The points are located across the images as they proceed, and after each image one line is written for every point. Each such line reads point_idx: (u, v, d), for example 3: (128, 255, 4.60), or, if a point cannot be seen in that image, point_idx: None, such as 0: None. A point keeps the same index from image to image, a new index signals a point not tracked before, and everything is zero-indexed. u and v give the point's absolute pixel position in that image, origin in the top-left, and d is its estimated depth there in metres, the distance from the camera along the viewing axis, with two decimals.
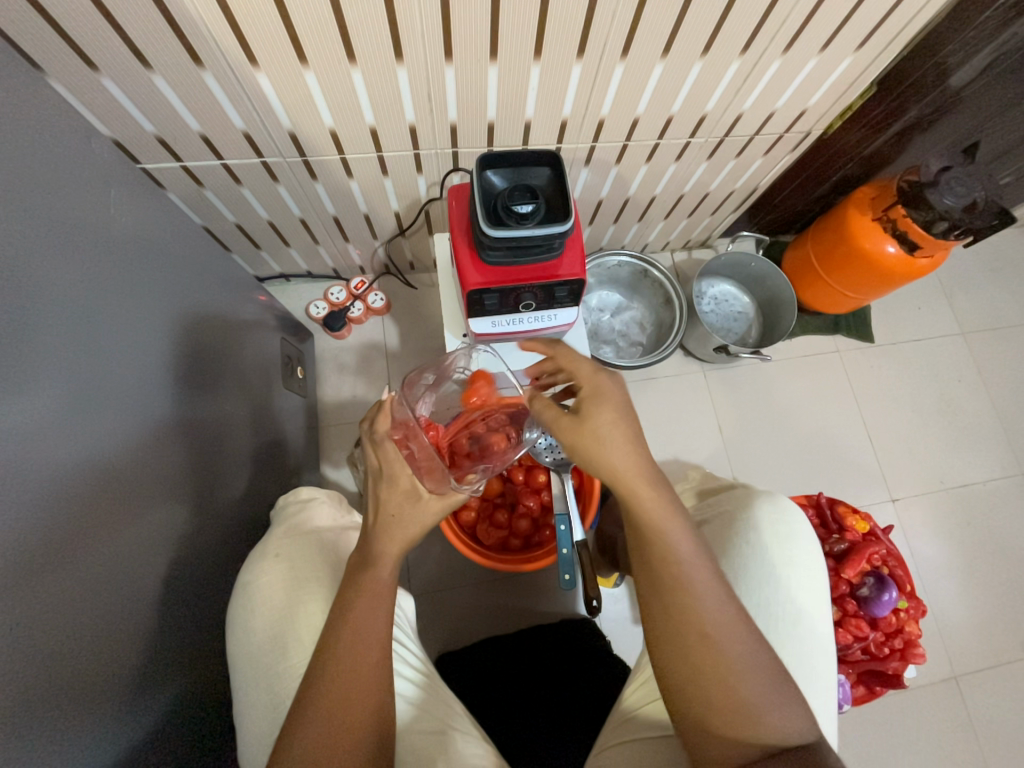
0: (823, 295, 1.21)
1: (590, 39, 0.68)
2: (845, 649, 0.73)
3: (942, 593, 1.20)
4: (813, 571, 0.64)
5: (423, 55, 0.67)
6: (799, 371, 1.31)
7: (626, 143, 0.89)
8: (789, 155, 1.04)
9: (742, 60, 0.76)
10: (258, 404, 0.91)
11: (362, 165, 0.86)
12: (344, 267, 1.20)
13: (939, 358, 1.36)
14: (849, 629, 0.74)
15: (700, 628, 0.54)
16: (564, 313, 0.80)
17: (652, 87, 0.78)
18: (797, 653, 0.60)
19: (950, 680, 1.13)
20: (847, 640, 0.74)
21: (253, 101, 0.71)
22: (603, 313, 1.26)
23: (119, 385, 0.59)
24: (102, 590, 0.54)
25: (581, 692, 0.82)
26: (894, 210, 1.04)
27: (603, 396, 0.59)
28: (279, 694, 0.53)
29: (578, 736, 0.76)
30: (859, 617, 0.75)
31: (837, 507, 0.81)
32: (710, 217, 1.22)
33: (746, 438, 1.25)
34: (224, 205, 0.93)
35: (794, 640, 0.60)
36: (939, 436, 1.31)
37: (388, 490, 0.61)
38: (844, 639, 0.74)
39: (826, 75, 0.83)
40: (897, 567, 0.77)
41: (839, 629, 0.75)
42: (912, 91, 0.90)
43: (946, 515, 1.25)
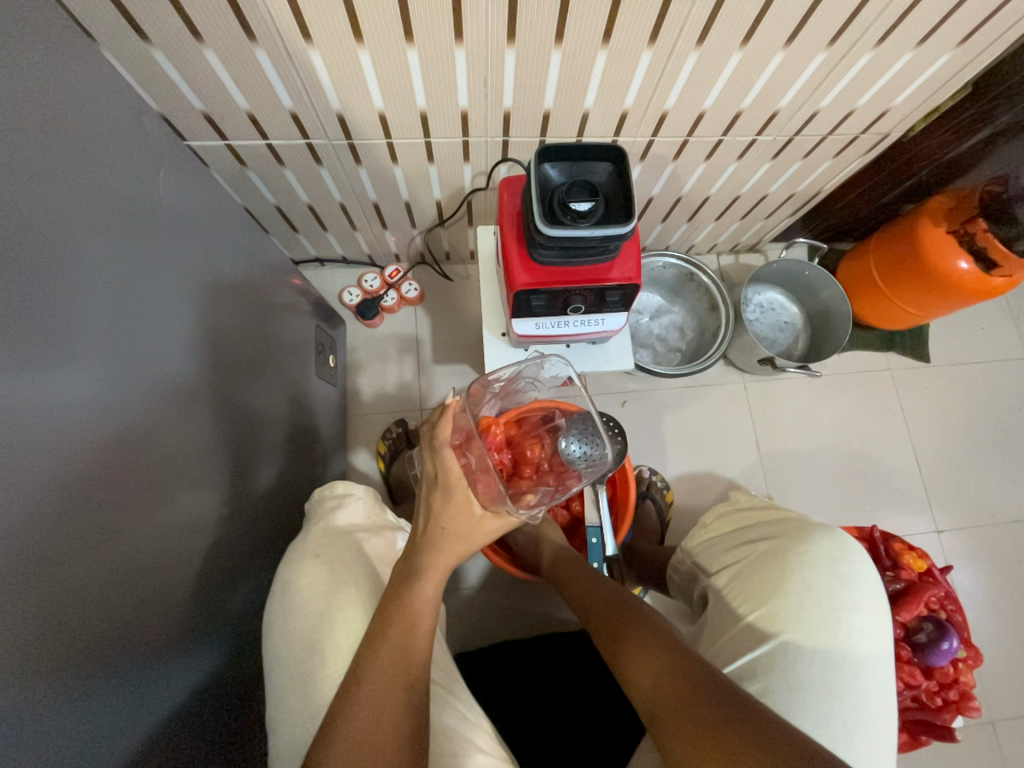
0: (882, 310, 1.14)
1: (664, 25, 0.63)
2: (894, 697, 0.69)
3: (985, 632, 1.13)
4: (876, 616, 0.60)
5: (483, 36, 0.63)
6: (846, 388, 1.24)
7: (686, 139, 0.84)
8: (861, 157, 0.96)
9: (826, 53, 0.70)
10: (290, 390, 0.90)
11: (408, 151, 0.82)
12: (379, 254, 1.18)
13: (999, 383, 1.27)
14: (901, 675, 0.70)
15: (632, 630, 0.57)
16: (612, 318, 0.76)
17: (724, 80, 0.72)
18: (854, 706, 0.56)
19: (987, 724, 1.07)
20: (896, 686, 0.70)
21: (304, 81, 0.68)
22: (642, 316, 1.21)
23: (157, 370, 0.58)
24: (134, 577, 0.53)
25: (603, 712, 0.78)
26: (973, 224, 0.97)
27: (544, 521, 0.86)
28: (315, 704, 0.51)
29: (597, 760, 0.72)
30: (912, 664, 0.70)
31: (891, 543, 0.76)
32: (764, 220, 1.15)
33: (784, 455, 1.20)
34: (265, 186, 0.91)
35: (851, 690, 0.56)
36: (994, 468, 1.23)
37: (440, 501, 0.57)
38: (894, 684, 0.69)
39: (917, 73, 0.75)
40: (955, 613, 0.72)
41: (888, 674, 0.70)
42: (1009, 94, 0.81)
43: (995, 551, 1.18)
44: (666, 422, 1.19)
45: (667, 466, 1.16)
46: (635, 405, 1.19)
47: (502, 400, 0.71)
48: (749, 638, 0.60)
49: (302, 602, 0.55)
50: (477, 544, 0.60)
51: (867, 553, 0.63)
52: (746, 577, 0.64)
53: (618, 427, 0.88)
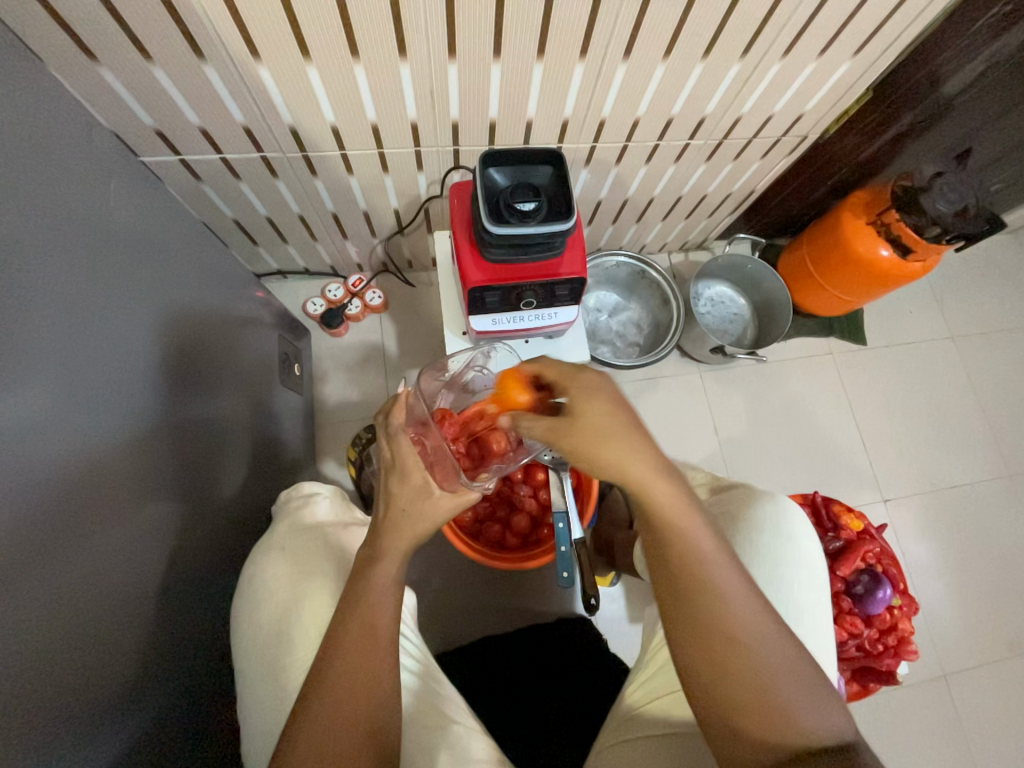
0: (818, 297, 1.23)
1: (593, 39, 0.69)
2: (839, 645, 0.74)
3: (933, 592, 1.21)
4: (815, 571, 0.65)
5: (426, 52, 0.67)
6: (793, 373, 1.32)
7: (626, 144, 0.90)
8: (786, 158, 1.05)
9: (741, 63, 0.77)
10: (255, 400, 0.90)
11: (363, 161, 0.86)
12: (341, 264, 1.20)
13: (929, 361, 1.38)
14: (844, 626, 0.75)
15: (758, 682, 0.51)
16: (564, 312, 0.80)
17: (652, 90, 0.79)
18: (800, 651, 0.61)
19: (940, 679, 1.15)
20: (841, 637, 0.76)
21: (255, 97, 0.71)
22: (600, 313, 1.27)
23: (116, 378, 0.59)
24: (97, 586, 0.53)
25: (580, 692, 0.82)
26: (888, 215, 1.06)
27: (594, 389, 0.55)
28: (285, 688, 0.53)
29: (574, 739, 0.76)
30: (853, 614, 0.76)
31: (831, 506, 0.82)
32: (707, 219, 1.23)
33: (741, 439, 1.26)
34: (222, 200, 0.92)
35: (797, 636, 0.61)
36: (931, 439, 1.33)
37: (398, 484, 0.61)
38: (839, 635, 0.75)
39: (824, 80, 0.84)
40: (890, 565, 0.78)
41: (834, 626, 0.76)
42: (907, 98, 0.91)
43: (937, 516, 1.27)
44: None
45: None
46: None
47: (459, 396, 0.75)
48: None
49: (270, 594, 0.57)
50: (437, 525, 0.61)
51: (805, 515, 0.68)
52: None
53: None
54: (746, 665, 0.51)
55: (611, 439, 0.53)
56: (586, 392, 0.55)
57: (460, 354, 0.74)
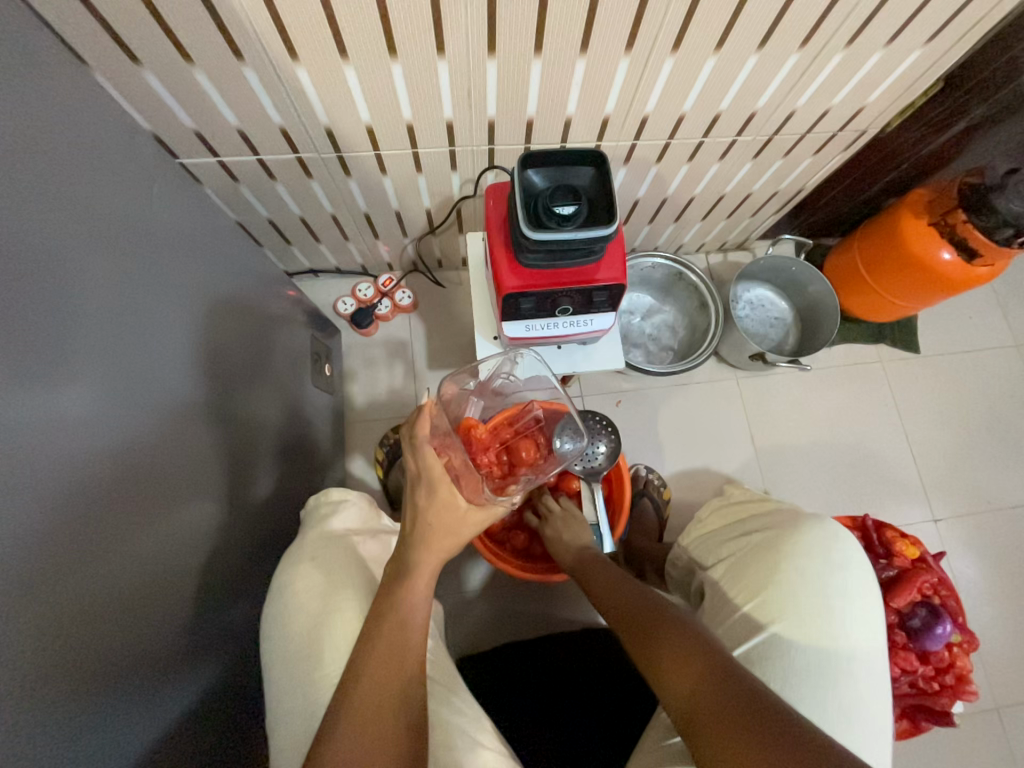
0: (870, 303, 1.15)
1: (640, 33, 0.65)
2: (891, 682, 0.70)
3: (986, 619, 1.14)
4: (870, 603, 0.61)
5: (465, 49, 0.65)
6: (838, 381, 1.25)
7: (668, 142, 0.85)
8: (840, 154, 0.98)
9: (800, 53, 0.72)
10: (286, 400, 0.91)
11: (396, 161, 0.84)
12: (372, 264, 1.20)
13: (989, 371, 1.28)
14: (897, 661, 0.71)
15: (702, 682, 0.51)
16: (600, 318, 0.77)
17: (700, 84, 0.74)
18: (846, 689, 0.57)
19: (991, 712, 1.07)
20: (893, 672, 0.71)
21: (292, 97, 0.70)
22: (633, 316, 1.23)
23: (155, 382, 0.59)
24: (136, 588, 0.54)
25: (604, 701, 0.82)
26: (953, 216, 0.98)
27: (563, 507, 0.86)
28: (314, 703, 0.52)
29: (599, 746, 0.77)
30: (908, 649, 0.71)
31: (884, 531, 0.78)
32: (749, 219, 1.17)
33: (779, 450, 1.21)
34: (258, 200, 0.92)
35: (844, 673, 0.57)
36: (990, 455, 1.24)
37: (425, 497, 0.59)
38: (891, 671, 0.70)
39: (889, 70, 0.78)
40: (949, 598, 0.73)
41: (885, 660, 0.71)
42: (980, 88, 0.84)
43: (992, 538, 1.19)
44: (660, 421, 1.20)
45: (663, 463, 1.17)
46: (629, 405, 1.20)
47: (486, 400, 0.74)
48: (746, 628, 0.61)
49: (299, 604, 0.56)
50: (464, 540, 0.61)
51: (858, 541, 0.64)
52: (739, 569, 0.65)
53: (611, 424, 0.89)
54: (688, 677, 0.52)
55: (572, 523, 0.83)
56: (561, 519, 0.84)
57: (487, 358, 0.70)
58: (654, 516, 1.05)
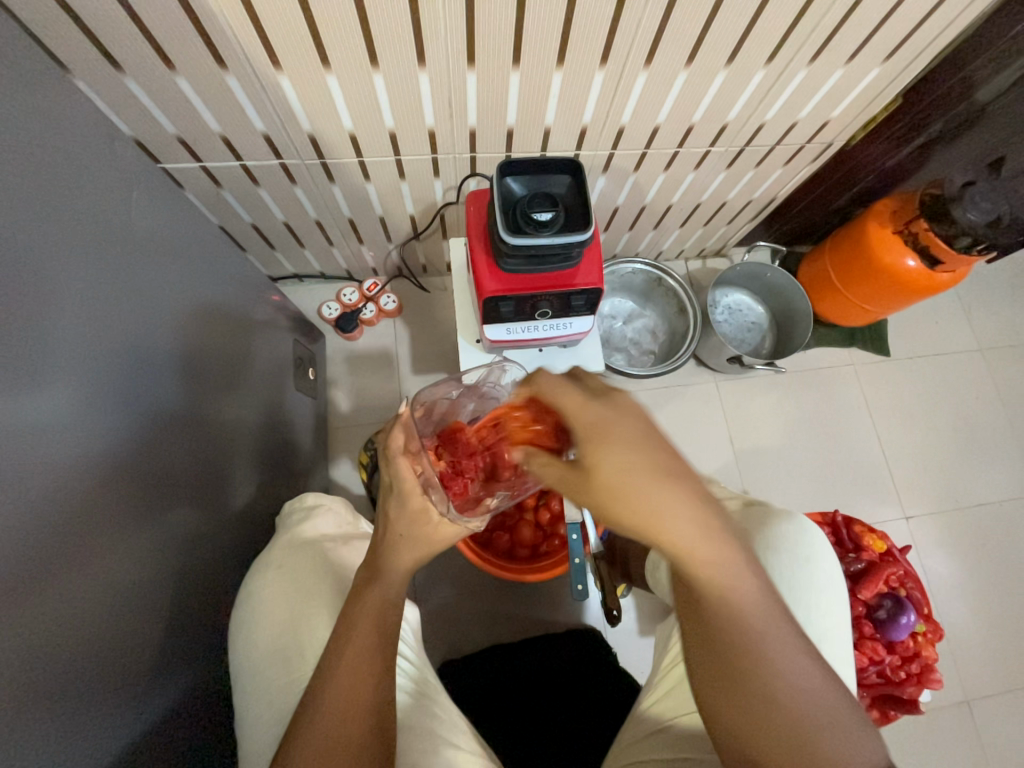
0: (840, 307, 1.20)
1: (614, 47, 0.68)
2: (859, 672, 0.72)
3: (956, 614, 1.17)
4: (835, 594, 0.63)
5: (445, 60, 0.67)
6: (813, 384, 1.29)
7: (644, 151, 0.88)
8: (809, 165, 1.03)
9: (766, 69, 0.75)
10: (268, 404, 0.91)
11: (380, 168, 0.86)
12: (356, 269, 1.21)
13: (956, 374, 1.34)
14: (865, 651, 0.73)
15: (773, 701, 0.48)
16: (579, 322, 0.79)
17: (673, 97, 0.78)
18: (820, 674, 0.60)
19: (963, 704, 1.11)
20: (862, 662, 0.73)
21: (275, 105, 0.71)
22: (615, 320, 1.25)
23: (135, 384, 0.60)
24: (115, 591, 0.54)
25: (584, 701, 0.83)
26: (916, 223, 1.03)
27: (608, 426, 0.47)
28: (280, 709, 0.53)
29: (580, 741, 0.76)
30: (875, 640, 0.73)
31: (853, 526, 0.80)
32: (726, 226, 1.21)
33: (757, 451, 1.24)
34: (241, 205, 0.93)
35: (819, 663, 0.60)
36: (958, 454, 1.28)
37: (396, 509, 0.60)
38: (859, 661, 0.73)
39: (851, 87, 0.82)
40: (914, 589, 0.76)
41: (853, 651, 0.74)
42: (938, 104, 0.88)
43: (961, 535, 1.23)
44: None
45: None
46: None
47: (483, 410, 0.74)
48: None
49: (270, 611, 0.57)
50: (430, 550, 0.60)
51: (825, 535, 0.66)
52: None
53: None
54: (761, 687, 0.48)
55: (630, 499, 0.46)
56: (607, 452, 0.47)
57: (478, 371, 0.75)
58: None
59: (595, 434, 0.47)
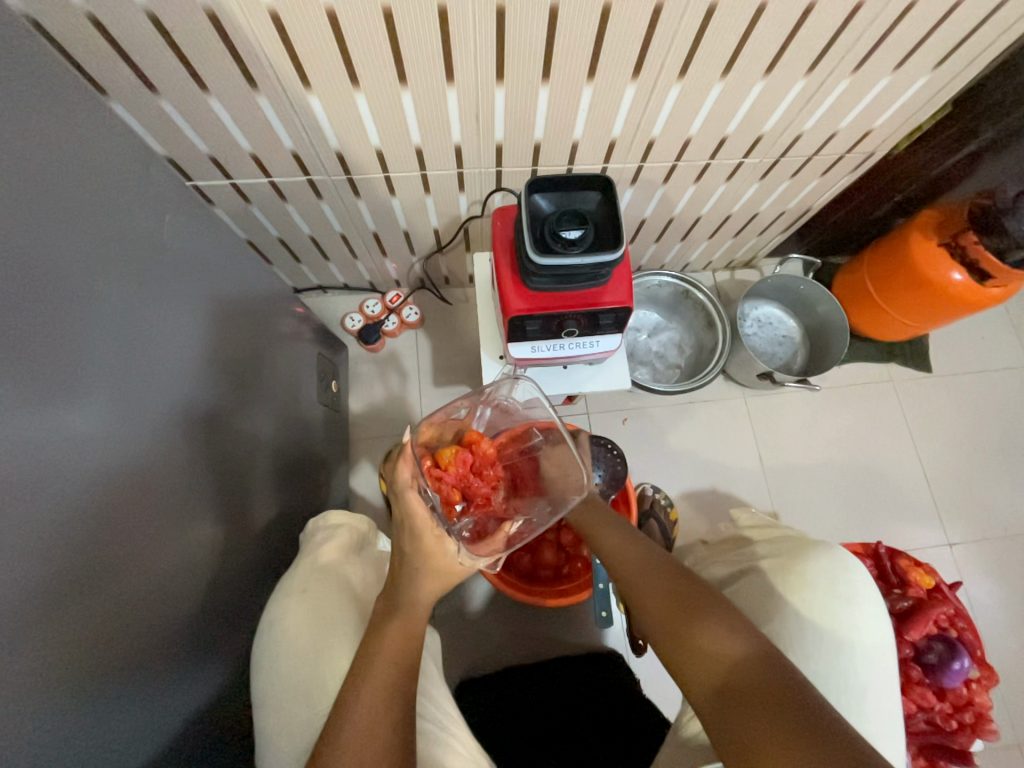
0: (879, 322, 1.14)
1: (647, 59, 0.66)
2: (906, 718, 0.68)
3: (1004, 648, 1.10)
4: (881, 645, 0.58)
5: (473, 76, 0.66)
6: (849, 401, 1.23)
7: (674, 164, 0.86)
8: (848, 175, 0.98)
9: (806, 79, 0.72)
10: (292, 417, 0.91)
11: (405, 183, 0.85)
12: (379, 280, 1.21)
13: (1004, 391, 1.26)
14: (913, 697, 0.69)
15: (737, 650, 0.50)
16: (606, 341, 0.76)
17: (707, 108, 0.75)
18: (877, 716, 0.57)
19: (1013, 748, 1.04)
20: (910, 708, 0.69)
21: (303, 123, 0.71)
22: (640, 333, 1.23)
23: (164, 403, 0.60)
24: (141, 612, 0.53)
25: (609, 715, 0.82)
26: (964, 237, 0.98)
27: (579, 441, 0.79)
28: (299, 744, 0.52)
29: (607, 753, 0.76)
30: (924, 685, 0.69)
31: (898, 559, 0.77)
32: (757, 237, 1.17)
33: (789, 471, 1.19)
34: (269, 220, 0.94)
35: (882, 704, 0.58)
36: (1007, 477, 1.21)
37: (409, 544, 0.59)
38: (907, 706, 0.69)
39: (896, 95, 0.78)
40: (966, 631, 0.72)
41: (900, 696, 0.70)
42: (990, 111, 0.84)
43: (1011, 565, 1.16)
44: (668, 440, 1.19)
45: (670, 483, 1.16)
46: (635, 423, 1.19)
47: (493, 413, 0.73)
48: None
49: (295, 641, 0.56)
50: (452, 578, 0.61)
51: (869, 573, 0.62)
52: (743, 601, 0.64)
53: (617, 448, 0.89)
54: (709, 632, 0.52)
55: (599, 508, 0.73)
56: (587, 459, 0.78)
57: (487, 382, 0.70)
58: (660, 537, 1.03)
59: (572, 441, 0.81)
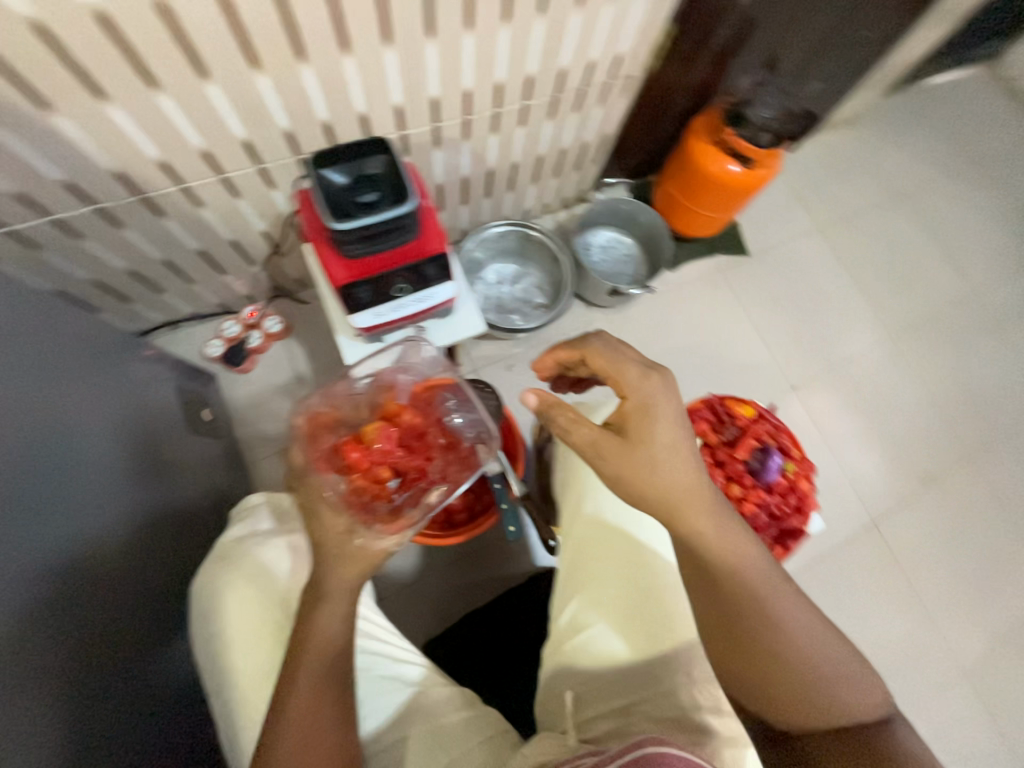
0: (693, 220, 1.32)
1: (390, 23, 0.70)
2: (750, 517, 0.83)
3: (851, 455, 1.36)
4: None
5: (227, 67, 0.67)
6: (692, 296, 1.42)
7: (466, 118, 0.92)
8: (626, 99, 1.07)
9: (544, 19, 0.80)
10: (168, 450, 0.88)
11: (208, 190, 0.85)
12: (230, 300, 1.17)
13: (805, 256, 1.52)
14: (751, 499, 0.84)
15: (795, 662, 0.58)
16: (443, 290, 0.81)
17: (469, 61, 0.81)
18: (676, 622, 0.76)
19: (870, 526, 1.31)
20: (752, 509, 0.84)
21: (62, 146, 0.69)
22: (503, 285, 1.31)
23: (13, 458, 0.56)
24: (29, 663, 0.52)
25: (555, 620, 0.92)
26: (724, 133, 1.15)
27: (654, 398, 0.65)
28: (231, 677, 0.65)
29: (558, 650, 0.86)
30: (756, 487, 0.85)
31: (726, 401, 0.90)
32: (576, 172, 1.28)
33: (660, 369, 1.35)
34: (74, 263, 0.88)
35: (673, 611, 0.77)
36: (823, 323, 1.47)
37: (319, 533, 0.59)
38: (749, 509, 0.83)
39: (627, 20, 0.87)
40: (783, 438, 0.87)
41: (744, 503, 0.84)
42: (714, 16, 1.01)
43: (843, 390, 1.42)
44: None
45: None
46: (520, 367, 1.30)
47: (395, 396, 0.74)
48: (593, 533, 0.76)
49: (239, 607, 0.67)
50: (378, 557, 0.60)
51: None
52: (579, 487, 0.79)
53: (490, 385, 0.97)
54: (776, 651, 0.58)
55: (663, 455, 0.63)
56: (657, 398, 0.66)
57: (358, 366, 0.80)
58: None
59: (642, 407, 0.65)
